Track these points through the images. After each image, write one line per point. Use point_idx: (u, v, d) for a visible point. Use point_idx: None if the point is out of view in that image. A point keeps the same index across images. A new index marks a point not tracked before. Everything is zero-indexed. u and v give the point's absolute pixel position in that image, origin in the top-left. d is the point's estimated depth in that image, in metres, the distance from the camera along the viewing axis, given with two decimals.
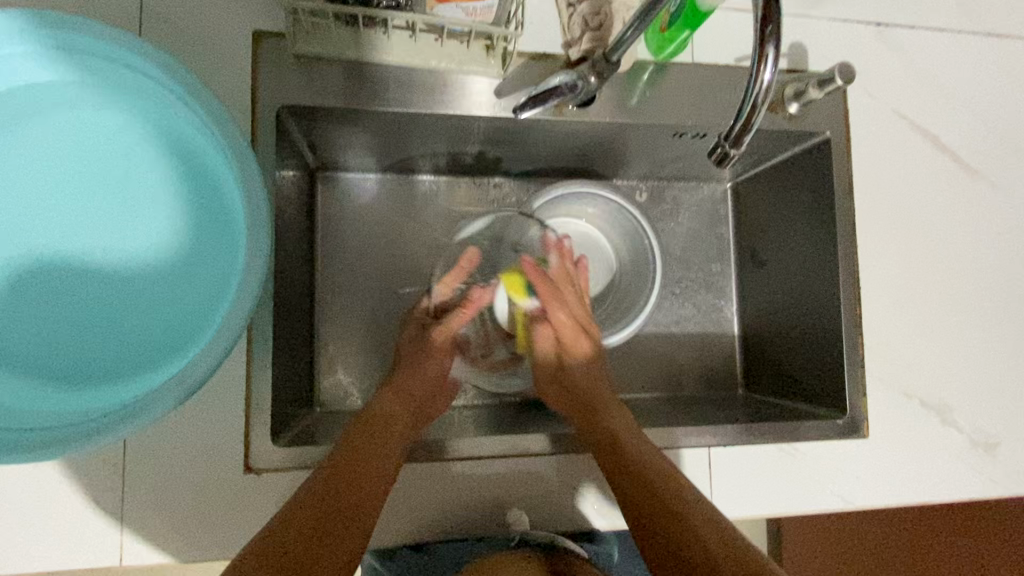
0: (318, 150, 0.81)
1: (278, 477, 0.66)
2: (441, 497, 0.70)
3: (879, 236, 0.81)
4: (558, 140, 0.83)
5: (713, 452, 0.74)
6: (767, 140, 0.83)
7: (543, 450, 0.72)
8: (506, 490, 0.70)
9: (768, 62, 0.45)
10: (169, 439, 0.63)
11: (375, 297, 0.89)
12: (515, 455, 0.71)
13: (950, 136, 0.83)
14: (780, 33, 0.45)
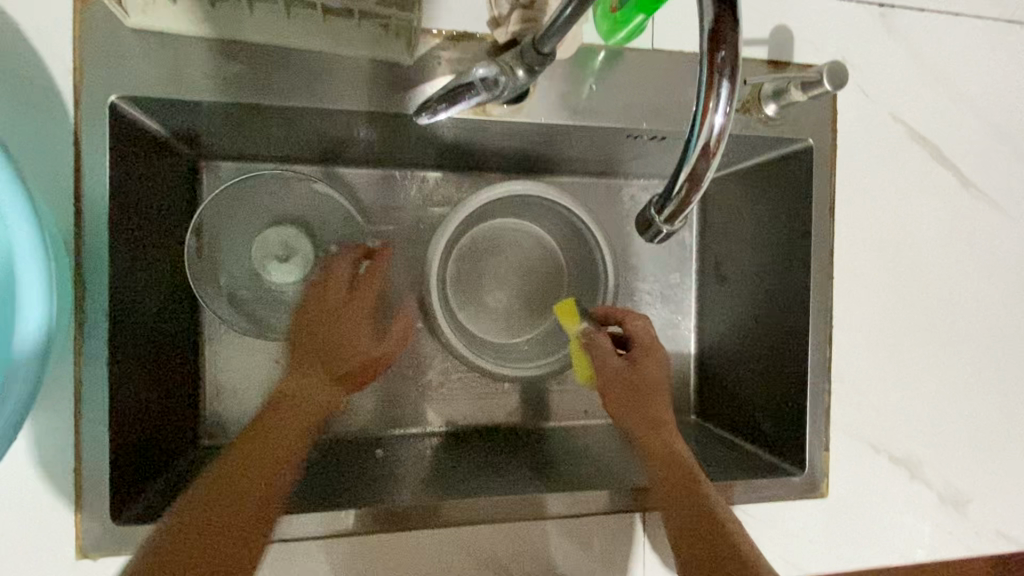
0: (193, 138, 0.66)
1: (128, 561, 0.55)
2: (347, 569, 0.61)
3: (861, 266, 0.69)
4: (489, 137, 0.69)
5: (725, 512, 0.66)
6: (739, 143, 0.70)
7: (533, 515, 0.64)
8: (479, 551, 0.63)
9: (721, 99, 0.37)
10: None
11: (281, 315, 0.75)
12: (503, 520, 0.63)
13: (952, 146, 0.71)
14: (734, 63, 0.37)
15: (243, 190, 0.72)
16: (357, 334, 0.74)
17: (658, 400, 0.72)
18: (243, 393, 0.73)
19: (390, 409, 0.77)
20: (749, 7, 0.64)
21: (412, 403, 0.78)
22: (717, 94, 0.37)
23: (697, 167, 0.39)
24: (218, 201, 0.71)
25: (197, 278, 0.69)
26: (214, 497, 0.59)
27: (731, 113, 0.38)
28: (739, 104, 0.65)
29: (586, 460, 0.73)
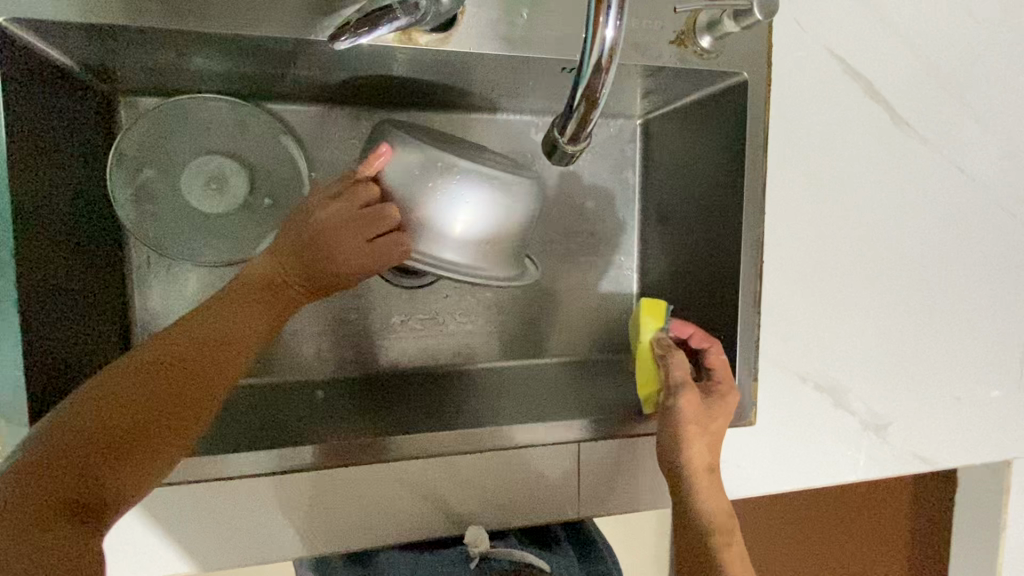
0: (105, 69, 0.62)
1: None
2: (302, 503, 0.62)
3: (793, 202, 0.70)
4: (421, 69, 0.66)
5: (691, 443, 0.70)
6: (678, 77, 0.69)
7: (500, 446, 0.65)
8: (443, 479, 0.65)
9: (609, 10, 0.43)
10: None
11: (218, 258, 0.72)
12: (471, 452, 0.65)
13: (885, 81, 0.71)
14: None
15: (202, 109, 0.68)
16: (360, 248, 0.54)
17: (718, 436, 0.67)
18: None
19: (332, 350, 0.76)
20: None
21: (354, 344, 0.77)
22: (606, 9, 0.44)
23: (592, 78, 0.45)
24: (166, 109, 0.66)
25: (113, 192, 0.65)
26: (170, 388, 0.45)
27: (621, 25, 0.44)
28: (676, 36, 0.64)
29: (554, 399, 0.74)
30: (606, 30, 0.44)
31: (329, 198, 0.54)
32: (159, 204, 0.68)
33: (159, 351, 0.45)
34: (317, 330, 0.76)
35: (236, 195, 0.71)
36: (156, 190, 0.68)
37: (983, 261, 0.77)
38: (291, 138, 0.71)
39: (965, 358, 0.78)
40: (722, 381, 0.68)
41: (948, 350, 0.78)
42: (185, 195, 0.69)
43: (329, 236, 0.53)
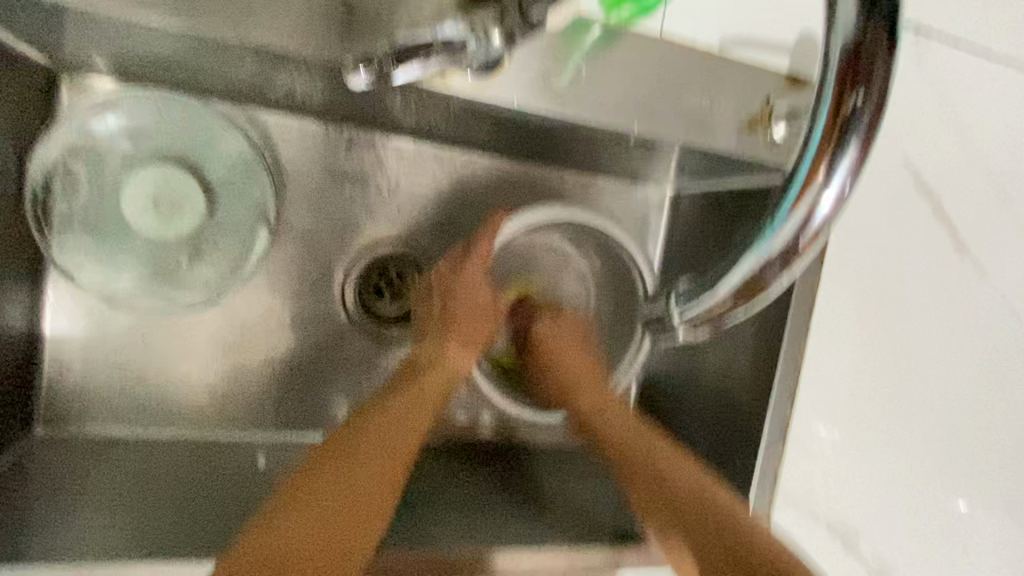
0: (50, 46, 0.49)
1: None
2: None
3: (837, 322, 0.62)
4: (441, 100, 0.55)
5: None
6: (734, 163, 0.60)
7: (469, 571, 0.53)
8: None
9: (833, 179, 0.35)
10: None
11: (148, 294, 0.61)
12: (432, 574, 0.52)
13: (954, 202, 0.64)
14: (862, 146, 0.35)
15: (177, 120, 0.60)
16: (482, 316, 0.62)
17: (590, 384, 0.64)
18: (95, 369, 0.61)
19: (289, 403, 0.66)
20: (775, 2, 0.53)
21: (315, 399, 0.67)
22: (827, 177, 0.36)
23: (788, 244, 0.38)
24: (139, 98, 0.58)
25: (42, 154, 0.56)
26: (381, 435, 0.52)
27: (842, 198, 0.36)
28: (748, 120, 0.54)
29: (549, 499, 0.63)
30: (821, 196, 0.36)
31: (457, 259, 0.62)
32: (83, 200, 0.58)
33: (294, 484, 0.49)
34: (274, 380, 0.65)
35: (184, 226, 0.61)
36: (92, 185, 0.58)
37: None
38: (268, 232, 0.63)
39: (995, 514, 0.70)
40: (564, 382, 0.64)
41: (979, 504, 0.69)
42: (119, 198, 0.59)
43: (467, 301, 0.60)
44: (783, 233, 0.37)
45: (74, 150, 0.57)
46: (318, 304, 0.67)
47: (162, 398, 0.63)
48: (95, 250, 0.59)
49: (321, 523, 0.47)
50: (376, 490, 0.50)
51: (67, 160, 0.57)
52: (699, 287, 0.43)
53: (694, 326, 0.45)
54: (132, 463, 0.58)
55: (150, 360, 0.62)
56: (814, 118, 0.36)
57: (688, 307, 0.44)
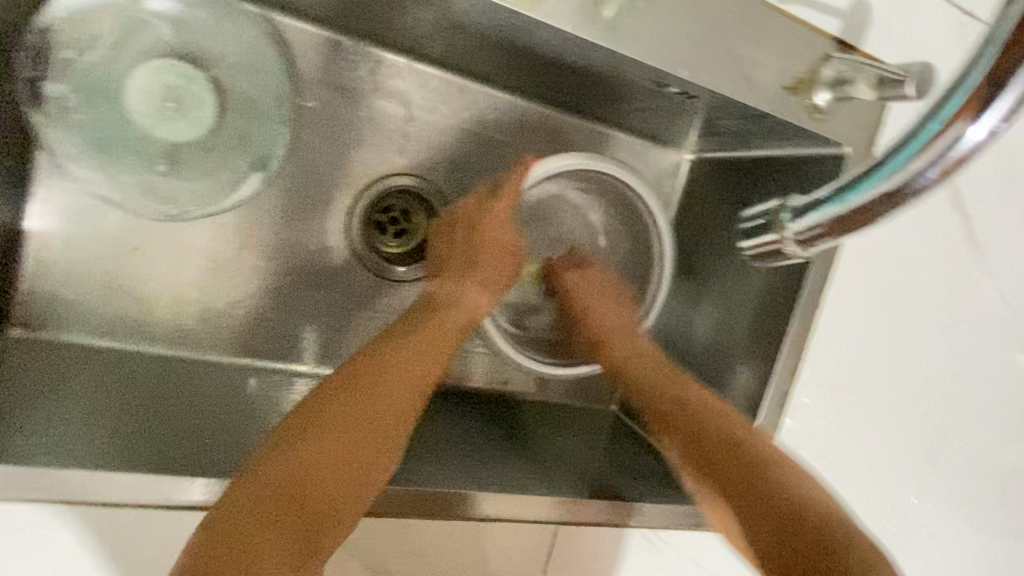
0: None
1: None
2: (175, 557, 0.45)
3: (849, 299, 0.62)
4: (479, 25, 0.53)
5: (679, 544, 0.60)
6: (765, 128, 0.59)
7: (460, 515, 0.52)
8: (387, 547, 0.52)
9: (998, 109, 0.32)
10: None
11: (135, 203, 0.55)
12: (424, 515, 0.51)
13: (972, 195, 0.64)
14: None
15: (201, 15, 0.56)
16: (505, 258, 0.60)
17: (665, 381, 0.65)
18: (79, 272, 0.57)
19: (281, 332, 0.63)
20: None
21: (308, 330, 0.64)
22: (993, 105, 0.32)
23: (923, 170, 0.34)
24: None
25: (47, 23, 0.50)
26: (397, 369, 0.51)
27: (1003, 128, 0.32)
28: (793, 82, 0.53)
29: (547, 457, 0.63)
30: (970, 127, 0.32)
31: (484, 198, 0.60)
32: (81, 82, 0.53)
33: (307, 412, 0.47)
34: (269, 305, 0.63)
35: (187, 130, 0.57)
36: (91, 67, 0.53)
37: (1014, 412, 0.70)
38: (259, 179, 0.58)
39: (974, 511, 0.70)
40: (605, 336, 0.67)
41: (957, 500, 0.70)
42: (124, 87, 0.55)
43: (487, 242, 0.59)
44: (917, 159, 0.34)
45: (79, 23, 0.52)
46: (321, 230, 0.64)
47: (151, 312, 0.59)
48: (88, 143, 0.54)
49: (338, 450, 0.46)
50: (391, 425, 0.48)
51: (72, 35, 0.52)
52: (806, 200, 0.43)
53: (800, 245, 0.45)
54: (118, 378, 0.54)
55: (140, 271, 0.59)
56: (991, 37, 0.32)
57: (800, 219, 0.43)
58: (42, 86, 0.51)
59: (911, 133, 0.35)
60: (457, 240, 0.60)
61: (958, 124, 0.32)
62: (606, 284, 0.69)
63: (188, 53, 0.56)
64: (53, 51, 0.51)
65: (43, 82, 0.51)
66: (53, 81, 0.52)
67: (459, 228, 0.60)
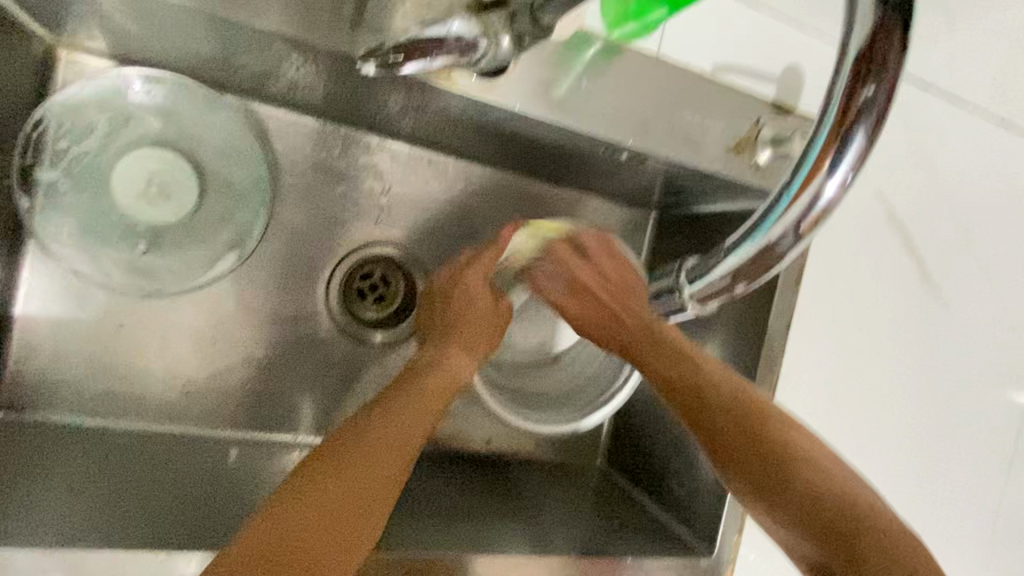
0: (53, 19, 0.49)
1: None
2: None
3: (808, 342, 0.64)
4: (442, 107, 0.56)
5: None
6: (717, 186, 0.63)
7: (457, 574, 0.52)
8: None
9: (840, 165, 0.37)
10: None
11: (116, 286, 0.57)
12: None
13: (920, 237, 0.67)
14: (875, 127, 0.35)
15: (184, 108, 0.59)
16: (488, 325, 0.62)
17: (683, 362, 0.57)
18: (64, 354, 0.58)
19: (264, 402, 0.64)
20: (762, 29, 0.56)
21: (288, 398, 0.65)
22: (835, 161, 0.37)
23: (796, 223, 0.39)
24: (144, 77, 0.56)
25: (42, 121, 0.54)
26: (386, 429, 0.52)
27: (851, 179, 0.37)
28: (733, 142, 0.57)
29: (541, 517, 0.63)
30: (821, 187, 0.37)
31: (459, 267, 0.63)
32: (71, 171, 0.56)
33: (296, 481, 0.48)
34: (252, 375, 0.64)
35: (170, 213, 0.60)
36: (81, 159, 0.56)
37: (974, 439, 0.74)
38: (233, 259, 0.60)
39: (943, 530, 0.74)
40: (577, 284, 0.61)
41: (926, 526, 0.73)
42: (111, 178, 0.58)
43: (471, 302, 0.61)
44: (775, 226, 0.40)
45: (72, 119, 0.55)
46: (300, 301, 0.66)
47: (135, 389, 0.61)
48: (75, 228, 0.56)
49: (327, 514, 0.46)
50: (379, 486, 0.49)
51: (64, 128, 0.55)
52: (704, 262, 0.46)
53: (698, 305, 0.48)
54: (101, 455, 0.55)
55: (127, 349, 0.60)
56: (825, 110, 0.36)
57: (697, 280, 0.46)
58: (34, 175, 0.54)
59: (778, 194, 0.40)
60: (433, 310, 0.62)
61: (812, 182, 0.37)
62: (608, 246, 0.60)
63: (172, 142, 0.60)
64: (45, 144, 0.54)
65: (38, 172, 0.54)
66: (44, 169, 0.55)
67: (438, 300, 0.62)
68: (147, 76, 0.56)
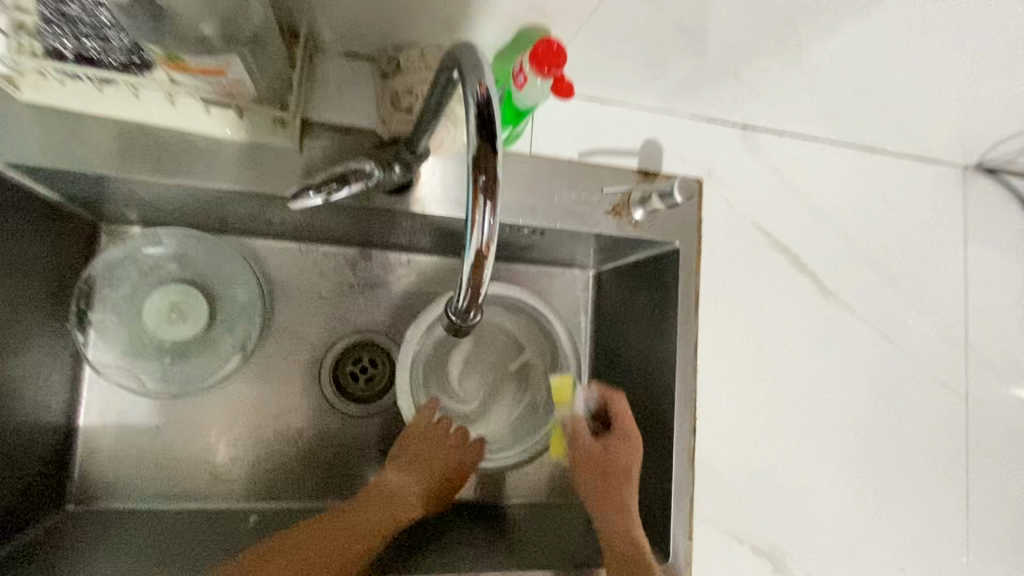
0: (88, 201, 0.67)
1: None
2: None
3: (720, 361, 0.74)
4: (383, 219, 0.72)
5: None
6: (616, 243, 0.75)
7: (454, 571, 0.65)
8: None
9: (484, 213, 0.39)
10: None
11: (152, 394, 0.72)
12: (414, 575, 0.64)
13: (809, 255, 0.78)
14: (497, 179, 0.39)
15: (195, 248, 0.76)
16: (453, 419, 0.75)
17: (614, 482, 0.72)
18: (115, 454, 0.74)
19: (277, 477, 0.78)
20: (622, 122, 0.71)
21: (295, 472, 0.78)
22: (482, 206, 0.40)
23: (472, 282, 0.42)
24: (162, 232, 0.74)
25: (92, 274, 0.71)
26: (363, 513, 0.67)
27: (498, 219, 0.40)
28: (611, 207, 0.70)
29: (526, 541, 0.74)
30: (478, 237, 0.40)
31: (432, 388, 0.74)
32: (113, 310, 0.73)
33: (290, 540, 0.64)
34: (262, 456, 0.77)
35: (187, 330, 0.74)
36: (118, 297, 0.73)
37: (912, 427, 0.80)
38: (235, 363, 0.74)
39: (908, 521, 0.78)
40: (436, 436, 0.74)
41: (889, 522, 0.78)
42: (142, 310, 0.73)
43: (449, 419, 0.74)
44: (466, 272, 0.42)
45: (112, 270, 0.72)
46: (297, 390, 0.79)
47: (165, 475, 0.75)
48: (117, 352, 0.72)
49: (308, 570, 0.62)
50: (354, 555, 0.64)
51: (106, 276, 0.72)
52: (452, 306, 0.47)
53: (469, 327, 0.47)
54: (150, 537, 0.68)
55: (156, 445, 0.75)
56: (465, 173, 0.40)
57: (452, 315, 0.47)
58: (87, 314, 0.71)
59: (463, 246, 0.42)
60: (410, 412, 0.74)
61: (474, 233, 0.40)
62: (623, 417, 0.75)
63: (188, 275, 0.76)
64: (94, 290, 0.71)
65: (90, 315, 0.71)
66: (95, 310, 0.72)
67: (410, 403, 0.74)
68: (165, 228, 0.74)
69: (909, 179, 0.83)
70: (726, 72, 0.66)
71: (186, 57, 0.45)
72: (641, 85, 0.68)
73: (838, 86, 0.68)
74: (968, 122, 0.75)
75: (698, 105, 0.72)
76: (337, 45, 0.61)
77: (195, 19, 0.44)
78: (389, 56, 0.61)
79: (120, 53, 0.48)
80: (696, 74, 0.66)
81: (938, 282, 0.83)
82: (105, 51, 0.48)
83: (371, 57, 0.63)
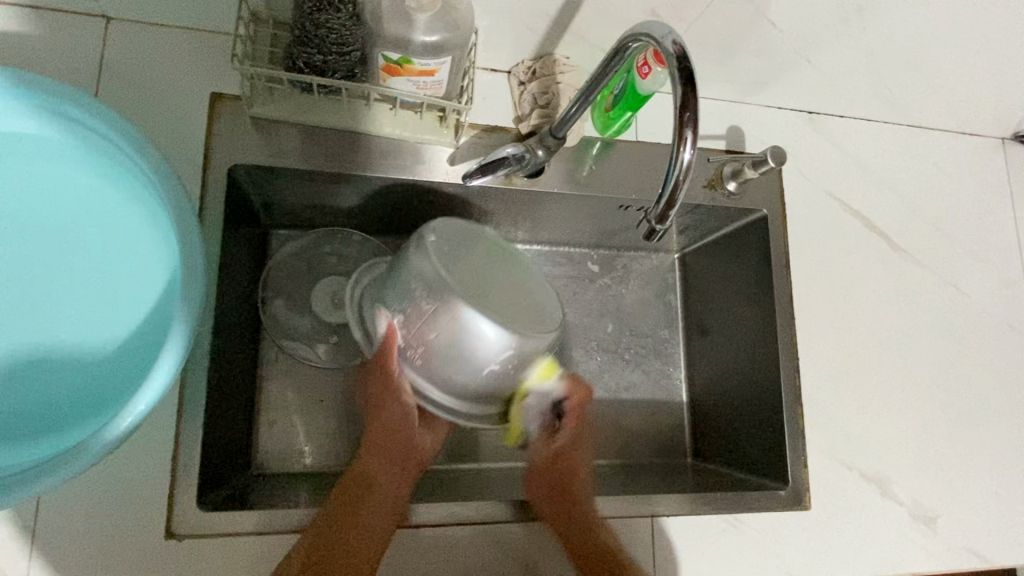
0: (273, 204, 0.79)
1: (199, 541, 0.61)
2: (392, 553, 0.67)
3: (810, 310, 0.84)
4: (510, 206, 0.84)
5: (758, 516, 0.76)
6: (708, 216, 0.87)
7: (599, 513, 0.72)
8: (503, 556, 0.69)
9: (687, 142, 0.51)
10: (106, 482, 0.61)
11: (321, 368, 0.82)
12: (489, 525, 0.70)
13: (877, 217, 0.89)
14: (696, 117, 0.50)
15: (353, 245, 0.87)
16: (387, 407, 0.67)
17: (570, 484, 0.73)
18: (283, 423, 0.80)
19: None
20: (708, 112, 0.84)
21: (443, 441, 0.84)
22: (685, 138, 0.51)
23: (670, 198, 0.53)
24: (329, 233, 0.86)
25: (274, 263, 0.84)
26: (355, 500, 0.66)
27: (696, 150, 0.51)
28: (707, 180, 0.83)
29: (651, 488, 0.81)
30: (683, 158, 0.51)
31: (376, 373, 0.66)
32: (286, 296, 0.84)
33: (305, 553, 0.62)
34: None
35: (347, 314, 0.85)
36: (293, 287, 0.84)
37: (989, 366, 0.89)
38: None
39: (997, 450, 0.86)
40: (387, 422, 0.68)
41: (980, 450, 0.85)
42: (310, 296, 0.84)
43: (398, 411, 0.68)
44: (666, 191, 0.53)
45: (290, 263, 0.85)
46: None
47: (328, 443, 0.80)
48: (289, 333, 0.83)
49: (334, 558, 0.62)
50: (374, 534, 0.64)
51: (284, 268, 0.84)
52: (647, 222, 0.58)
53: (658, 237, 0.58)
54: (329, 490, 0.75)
55: (318, 415, 0.81)
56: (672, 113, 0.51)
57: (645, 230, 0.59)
58: (268, 301, 0.82)
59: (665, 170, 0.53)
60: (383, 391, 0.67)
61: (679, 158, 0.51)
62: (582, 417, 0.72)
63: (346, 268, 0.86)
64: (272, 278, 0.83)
65: (269, 298, 0.82)
66: (274, 298, 0.83)
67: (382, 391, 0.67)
68: (329, 230, 0.86)
69: (954, 151, 0.95)
70: (800, 61, 0.79)
71: (415, 59, 0.59)
72: (725, 79, 0.81)
73: (890, 67, 0.81)
74: (1003, 95, 0.87)
75: (771, 95, 0.85)
76: (482, 59, 0.75)
77: (420, 28, 0.58)
78: (526, 66, 0.76)
79: (346, 64, 0.62)
80: (772, 66, 0.79)
81: (994, 238, 0.93)
82: (336, 65, 0.62)
83: (506, 70, 0.77)
